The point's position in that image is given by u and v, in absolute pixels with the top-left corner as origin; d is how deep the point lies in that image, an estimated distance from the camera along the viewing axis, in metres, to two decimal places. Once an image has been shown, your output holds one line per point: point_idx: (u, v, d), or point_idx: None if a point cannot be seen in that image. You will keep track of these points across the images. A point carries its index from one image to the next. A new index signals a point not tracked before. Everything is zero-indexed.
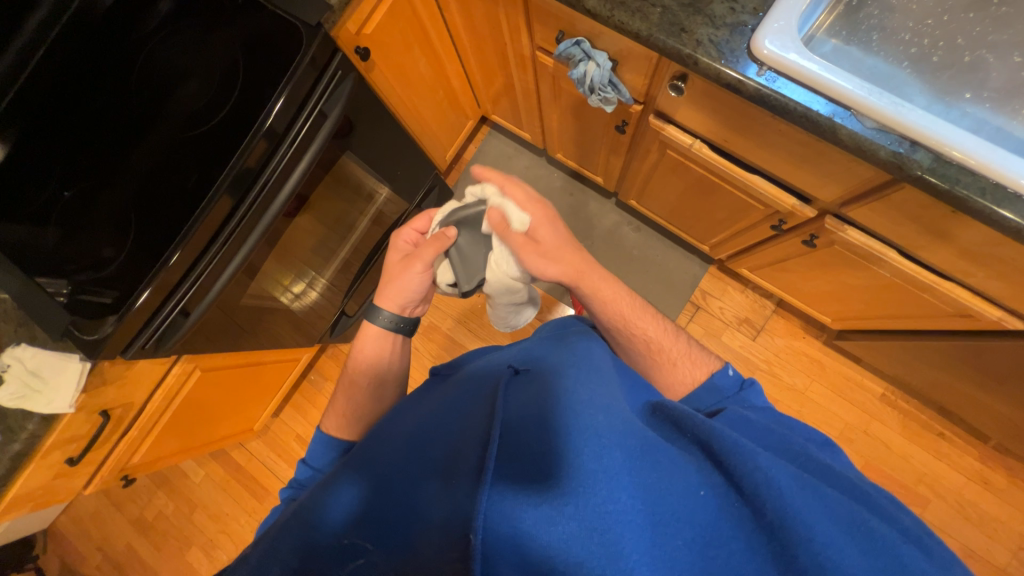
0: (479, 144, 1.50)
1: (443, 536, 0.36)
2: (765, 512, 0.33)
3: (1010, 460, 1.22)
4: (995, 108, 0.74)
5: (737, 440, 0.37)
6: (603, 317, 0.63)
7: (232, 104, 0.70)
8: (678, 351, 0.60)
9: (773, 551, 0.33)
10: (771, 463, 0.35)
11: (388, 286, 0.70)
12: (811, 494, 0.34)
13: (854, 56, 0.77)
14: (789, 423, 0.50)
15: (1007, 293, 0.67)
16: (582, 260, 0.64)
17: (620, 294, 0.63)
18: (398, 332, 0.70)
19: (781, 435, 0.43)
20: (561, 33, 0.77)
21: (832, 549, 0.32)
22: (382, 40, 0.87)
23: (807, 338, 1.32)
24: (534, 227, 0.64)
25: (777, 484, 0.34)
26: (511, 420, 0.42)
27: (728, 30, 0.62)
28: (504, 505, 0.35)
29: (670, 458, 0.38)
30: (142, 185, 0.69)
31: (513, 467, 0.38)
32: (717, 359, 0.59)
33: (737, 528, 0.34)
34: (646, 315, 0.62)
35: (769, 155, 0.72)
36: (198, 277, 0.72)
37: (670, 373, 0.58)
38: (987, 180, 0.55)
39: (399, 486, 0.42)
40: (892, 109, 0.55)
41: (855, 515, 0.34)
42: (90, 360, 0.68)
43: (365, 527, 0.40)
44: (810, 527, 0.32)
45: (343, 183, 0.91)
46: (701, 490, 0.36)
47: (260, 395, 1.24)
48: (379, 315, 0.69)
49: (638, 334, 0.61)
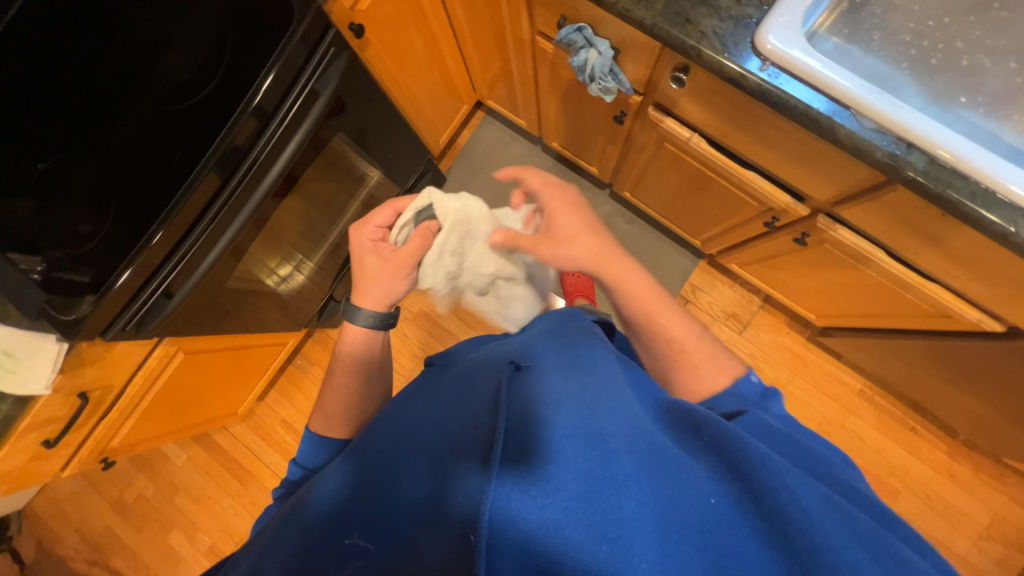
0: (473, 129, 1.47)
1: (448, 538, 0.35)
2: (786, 528, 0.34)
3: (976, 454, 1.28)
4: (987, 113, 0.75)
5: (765, 455, 0.37)
6: (624, 309, 0.63)
7: (220, 78, 0.67)
8: (705, 355, 0.59)
9: (790, 567, 0.33)
10: (795, 481, 0.36)
11: (369, 285, 0.66)
12: (835, 514, 0.35)
13: (854, 55, 0.77)
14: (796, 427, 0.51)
15: (987, 295, 0.69)
16: (609, 250, 0.63)
17: (648, 288, 0.63)
18: (376, 329, 0.68)
19: (800, 446, 0.43)
20: (563, 18, 0.75)
21: (857, 574, 0.31)
22: (378, 17, 0.84)
23: (791, 334, 1.35)
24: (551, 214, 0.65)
25: (802, 504, 0.34)
26: (515, 417, 0.41)
27: (733, 22, 0.61)
28: (509, 506, 0.34)
29: (683, 467, 0.38)
30: (122, 159, 0.66)
31: (518, 466, 0.37)
32: (740, 365, 0.60)
33: (751, 538, 0.34)
34: (670, 313, 0.62)
35: (766, 152, 0.72)
36: (182, 257, 0.70)
37: (692, 373, 0.58)
38: (978, 184, 0.56)
39: (400, 489, 0.41)
40: (890, 110, 0.56)
41: (875, 536, 0.34)
42: (67, 340, 0.67)
43: (366, 527, 0.39)
44: (829, 547, 0.33)
45: (334, 165, 0.89)
46: (713, 499, 0.36)
47: (244, 379, 1.22)
48: (359, 314, 0.66)
49: (664, 330, 0.61)
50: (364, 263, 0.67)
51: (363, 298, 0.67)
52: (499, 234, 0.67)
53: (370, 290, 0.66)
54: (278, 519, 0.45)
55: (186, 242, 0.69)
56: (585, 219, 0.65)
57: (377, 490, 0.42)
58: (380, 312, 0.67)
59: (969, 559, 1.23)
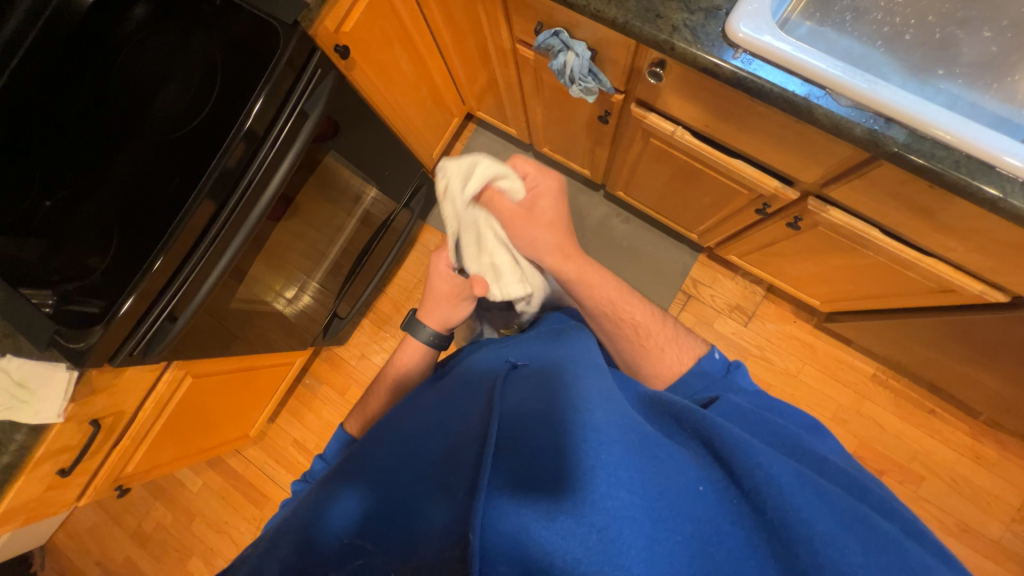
0: (465, 141, 1.50)
1: (441, 537, 0.34)
2: (766, 511, 0.33)
3: (1000, 434, 1.24)
4: (967, 83, 0.76)
5: (740, 436, 0.37)
6: (586, 302, 0.64)
7: (211, 107, 0.70)
8: (666, 338, 0.62)
9: (774, 550, 0.32)
10: (773, 460, 0.35)
11: (435, 305, 0.72)
12: (814, 493, 0.34)
13: (829, 37, 0.78)
14: (777, 406, 0.51)
15: (987, 266, 0.68)
16: (569, 242, 0.65)
17: (605, 279, 0.64)
18: (432, 348, 0.72)
19: (773, 427, 0.43)
20: (540, 24, 0.77)
21: (832, 547, 0.31)
22: (362, 38, 0.87)
23: (798, 322, 1.34)
24: (533, 197, 0.66)
25: (777, 482, 0.34)
26: (509, 415, 0.41)
27: (704, 14, 0.62)
28: (501, 504, 0.34)
29: (668, 453, 0.37)
30: (126, 191, 0.69)
31: (510, 463, 0.37)
32: (701, 343, 0.62)
33: (735, 524, 0.34)
34: (632, 300, 0.64)
35: (750, 139, 0.73)
36: (184, 280, 0.71)
37: (659, 358, 0.59)
38: (960, 154, 0.56)
39: (397, 487, 0.40)
40: (866, 86, 0.56)
41: (855, 510, 0.34)
42: (77, 368, 0.68)
43: (364, 528, 0.38)
44: (809, 524, 0.32)
45: (330, 184, 0.91)
46: (700, 486, 0.35)
47: (255, 400, 1.24)
48: (422, 330, 0.71)
49: (628, 318, 0.62)
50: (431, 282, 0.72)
51: (427, 316, 0.72)
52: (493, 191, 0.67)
53: (435, 309, 0.72)
54: (281, 520, 0.44)
55: (187, 265, 0.71)
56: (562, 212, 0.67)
57: (374, 492, 0.41)
58: (440, 332, 0.72)
59: (1005, 544, 1.19)
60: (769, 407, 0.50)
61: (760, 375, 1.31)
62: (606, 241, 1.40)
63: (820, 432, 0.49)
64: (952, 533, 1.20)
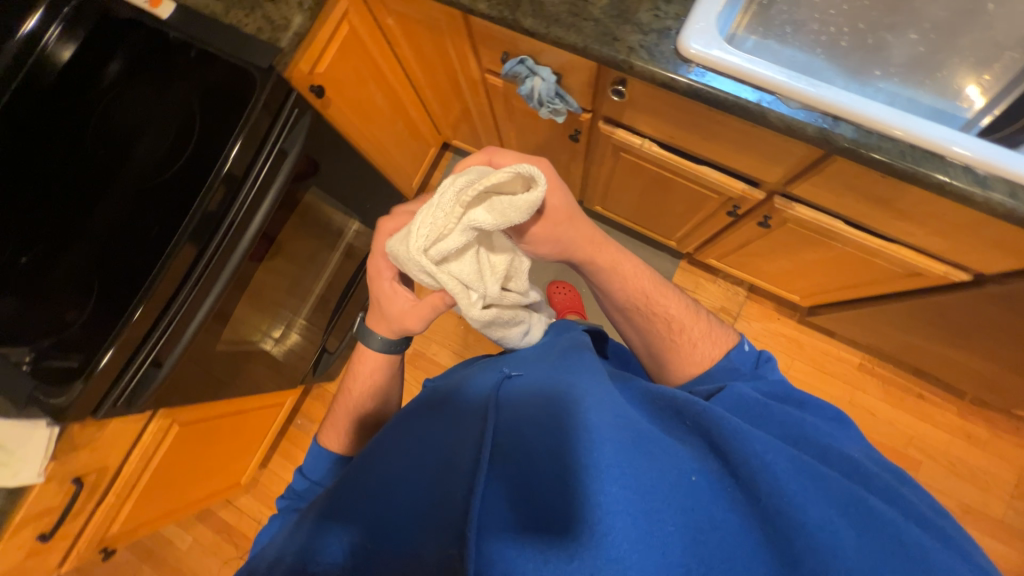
0: (443, 170, 1.53)
1: (439, 536, 0.35)
2: (761, 497, 0.34)
3: (988, 411, 1.27)
4: (903, 81, 0.82)
5: (737, 425, 0.37)
6: (618, 295, 0.64)
7: (188, 154, 0.72)
8: (699, 333, 0.61)
9: (769, 537, 0.33)
10: (767, 448, 0.36)
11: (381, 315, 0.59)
12: (808, 479, 0.35)
13: (773, 49, 0.84)
14: (799, 398, 0.51)
15: (946, 247, 0.72)
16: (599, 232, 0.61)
17: (640, 271, 0.64)
18: (394, 353, 0.62)
19: (782, 418, 0.43)
20: (505, 54, 0.81)
21: (825, 531, 0.32)
22: (336, 78, 0.91)
23: (781, 319, 1.36)
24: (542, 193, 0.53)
25: (772, 469, 0.34)
26: (504, 423, 0.42)
27: (656, 34, 0.67)
28: (495, 506, 0.36)
29: (663, 448, 0.38)
30: (105, 241, 0.70)
31: (506, 468, 0.38)
32: (732, 334, 0.63)
33: (731, 512, 0.34)
34: (666, 293, 0.64)
35: (713, 146, 0.77)
36: (168, 324, 0.71)
37: (690, 352, 0.60)
38: (904, 143, 0.60)
39: (394, 492, 0.41)
40: (810, 89, 0.60)
41: (851, 494, 0.35)
42: (58, 425, 0.67)
43: (361, 529, 0.39)
44: (804, 510, 0.33)
45: (310, 220, 0.92)
46: (693, 476, 0.36)
47: (246, 444, 1.20)
48: (373, 339, 0.61)
49: (660, 313, 0.63)
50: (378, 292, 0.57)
51: (377, 324, 0.60)
52: (495, 209, 0.44)
53: (385, 321, 0.59)
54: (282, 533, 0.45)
55: (171, 310, 0.70)
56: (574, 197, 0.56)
57: (370, 499, 0.41)
58: (391, 338, 0.61)
59: (1007, 522, 1.20)
60: (786, 398, 0.51)
61: None
62: None
63: (844, 424, 0.49)
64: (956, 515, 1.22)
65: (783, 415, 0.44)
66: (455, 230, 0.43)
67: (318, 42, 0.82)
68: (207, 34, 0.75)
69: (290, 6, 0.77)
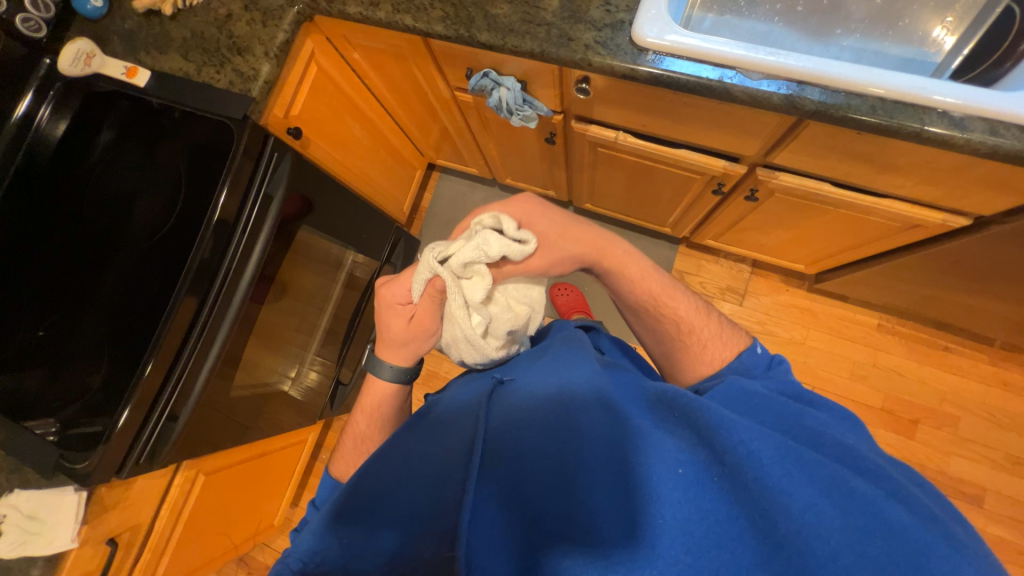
0: (432, 190, 1.55)
1: (435, 537, 0.37)
2: (746, 483, 0.34)
3: (1021, 356, 1.22)
4: (866, 36, 0.82)
5: (723, 416, 0.38)
6: (627, 296, 0.62)
7: (178, 212, 0.74)
8: (709, 332, 0.59)
9: (754, 521, 0.33)
10: (754, 436, 0.36)
11: (393, 342, 0.60)
12: (792, 463, 0.35)
13: (731, 24, 0.84)
14: (810, 398, 0.48)
15: (939, 194, 0.70)
16: (599, 238, 0.61)
17: (648, 273, 0.62)
18: (402, 384, 0.63)
19: (780, 405, 0.43)
20: (469, 70, 0.83)
21: (808, 513, 0.33)
22: (312, 117, 0.93)
23: (791, 290, 1.33)
24: (528, 222, 0.57)
25: (757, 456, 0.35)
26: (496, 425, 0.42)
27: (610, 29, 0.67)
28: (489, 509, 0.37)
29: (652, 442, 0.39)
30: (111, 305, 0.73)
31: (498, 472, 0.39)
32: (744, 335, 0.59)
33: (719, 501, 0.35)
34: (676, 293, 0.61)
35: (686, 128, 0.76)
36: (179, 379, 0.72)
37: (700, 352, 0.58)
38: (873, 97, 0.59)
39: (388, 494, 0.41)
40: (770, 58, 0.60)
41: (834, 475, 0.35)
42: (85, 488, 0.68)
43: (360, 525, 0.40)
44: (787, 494, 0.34)
45: (308, 256, 0.93)
46: (679, 469, 0.36)
47: (273, 485, 1.21)
48: (383, 368, 0.62)
49: (670, 313, 0.60)
50: (389, 319, 0.59)
51: (388, 351, 0.61)
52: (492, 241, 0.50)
53: (397, 347, 0.60)
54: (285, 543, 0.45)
55: (179, 363, 0.72)
56: (562, 222, 0.58)
57: (365, 504, 0.41)
58: (403, 367, 0.62)
59: None
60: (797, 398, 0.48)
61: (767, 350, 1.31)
62: None
63: (855, 424, 0.46)
64: (1003, 467, 1.18)
65: (781, 406, 0.43)
66: (461, 251, 0.50)
67: (289, 86, 0.85)
68: (181, 94, 0.77)
69: (256, 56, 0.79)
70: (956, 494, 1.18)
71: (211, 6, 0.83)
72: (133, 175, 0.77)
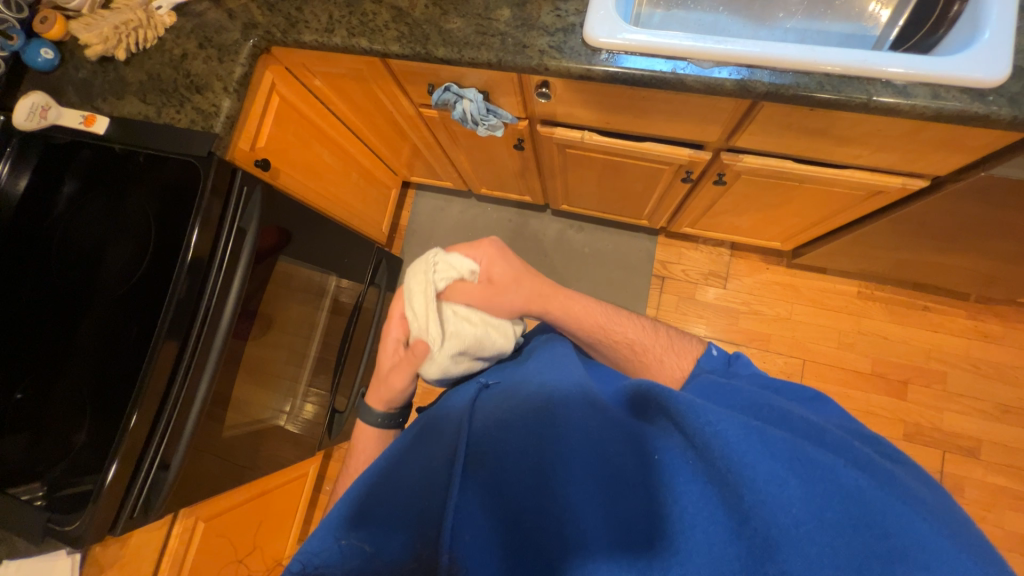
0: (409, 208, 1.55)
1: (423, 544, 0.37)
2: (715, 462, 0.34)
3: (998, 306, 1.26)
4: (806, 17, 0.86)
5: (691, 400, 0.38)
6: (576, 333, 0.62)
7: (151, 256, 0.73)
8: (662, 348, 0.59)
9: (726, 499, 0.34)
10: (720, 417, 0.36)
11: (379, 383, 0.60)
12: (756, 439, 0.35)
13: (679, 17, 0.87)
14: (776, 384, 0.49)
15: (896, 160, 0.73)
16: (546, 285, 0.64)
17: (591, 307, 0.63)
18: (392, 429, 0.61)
19: (749, 391, 0.44)
20: (430, 86, 0.84)
21: (772, 483, 0.33)
22: (278, 148, 0.93)
23: (771, 267, 1.36)
24: (486, 269, 0.63)
25: (724, 436, 0.35)
26: (478, 429, 0.42)
27: (562, 32, 0.69)
28: (471, 514, 0.36)
29: (627, 436, 0.40)
30: (90, 359, 0.71)
31: (479, 475, 0.38)
32: (698, 344, 0.60)
33: (692, 482, 0.36)
34: (622, 319, 0.63)
35: (649, 121, 0.78)
36: (167, 426, 0.70)
37: (659, 369, 0.57)
38: (821, 74, 0.61)
39: (381, 509, 0.40)
40: (718, 46, 0.62)
41: (795, 447, 0.35)
42: (77, 550, 0.65)
43: (354, 530, 0.39)
44: (751, 467, 0.33)
45: (290, 286, 0.91)
46: (657, 457, 0.38)
47: (277, 523, 1.18)
48: (370, 414, 0.60)
49: (621, 339, 0.61)
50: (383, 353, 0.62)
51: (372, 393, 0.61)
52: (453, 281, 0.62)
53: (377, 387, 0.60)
54: None
55: (165, 410, 0.70)
56: (519, 266, 0.64)
57: (361, 509, 0.41)
58: (389, 412, 0.60)
59: None
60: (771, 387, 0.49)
61: (756, 329, 1.33)
62: (568, 254, 1.44)
63: (822, 402, 0.46)
64: (995, 417, 1.21)
65: (748, 391, 0.44)
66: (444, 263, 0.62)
67: (252, 119, 0.84)
68: (143, 138, 0.77)
69: (215, 92, 0.79)
70: (953, 449, 1.21)
71: (165, 47, 0.83)
72: (101, 224, 0.76)
